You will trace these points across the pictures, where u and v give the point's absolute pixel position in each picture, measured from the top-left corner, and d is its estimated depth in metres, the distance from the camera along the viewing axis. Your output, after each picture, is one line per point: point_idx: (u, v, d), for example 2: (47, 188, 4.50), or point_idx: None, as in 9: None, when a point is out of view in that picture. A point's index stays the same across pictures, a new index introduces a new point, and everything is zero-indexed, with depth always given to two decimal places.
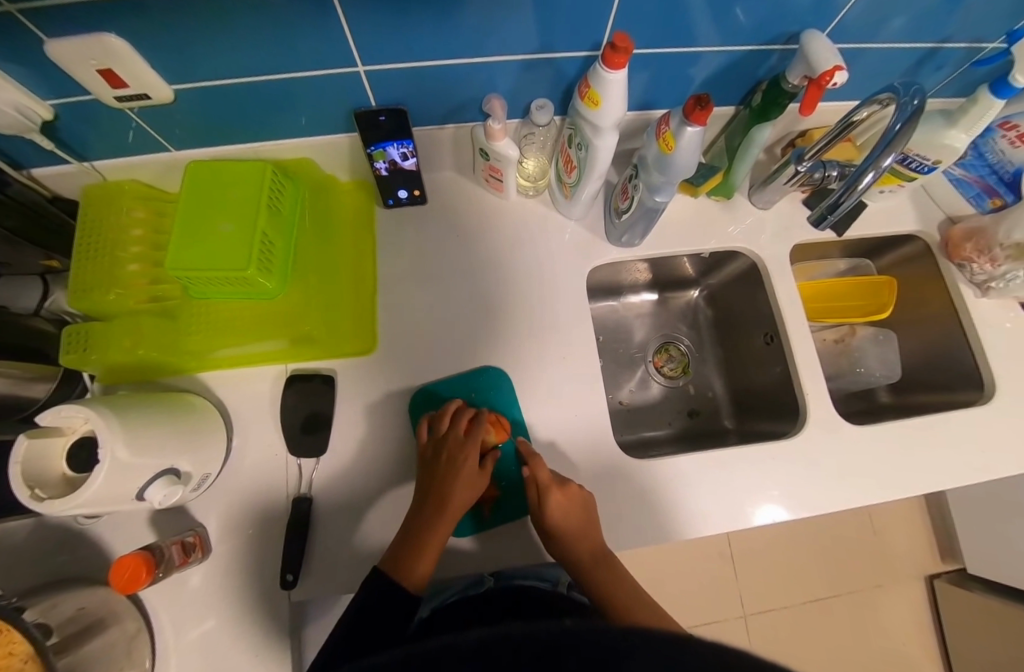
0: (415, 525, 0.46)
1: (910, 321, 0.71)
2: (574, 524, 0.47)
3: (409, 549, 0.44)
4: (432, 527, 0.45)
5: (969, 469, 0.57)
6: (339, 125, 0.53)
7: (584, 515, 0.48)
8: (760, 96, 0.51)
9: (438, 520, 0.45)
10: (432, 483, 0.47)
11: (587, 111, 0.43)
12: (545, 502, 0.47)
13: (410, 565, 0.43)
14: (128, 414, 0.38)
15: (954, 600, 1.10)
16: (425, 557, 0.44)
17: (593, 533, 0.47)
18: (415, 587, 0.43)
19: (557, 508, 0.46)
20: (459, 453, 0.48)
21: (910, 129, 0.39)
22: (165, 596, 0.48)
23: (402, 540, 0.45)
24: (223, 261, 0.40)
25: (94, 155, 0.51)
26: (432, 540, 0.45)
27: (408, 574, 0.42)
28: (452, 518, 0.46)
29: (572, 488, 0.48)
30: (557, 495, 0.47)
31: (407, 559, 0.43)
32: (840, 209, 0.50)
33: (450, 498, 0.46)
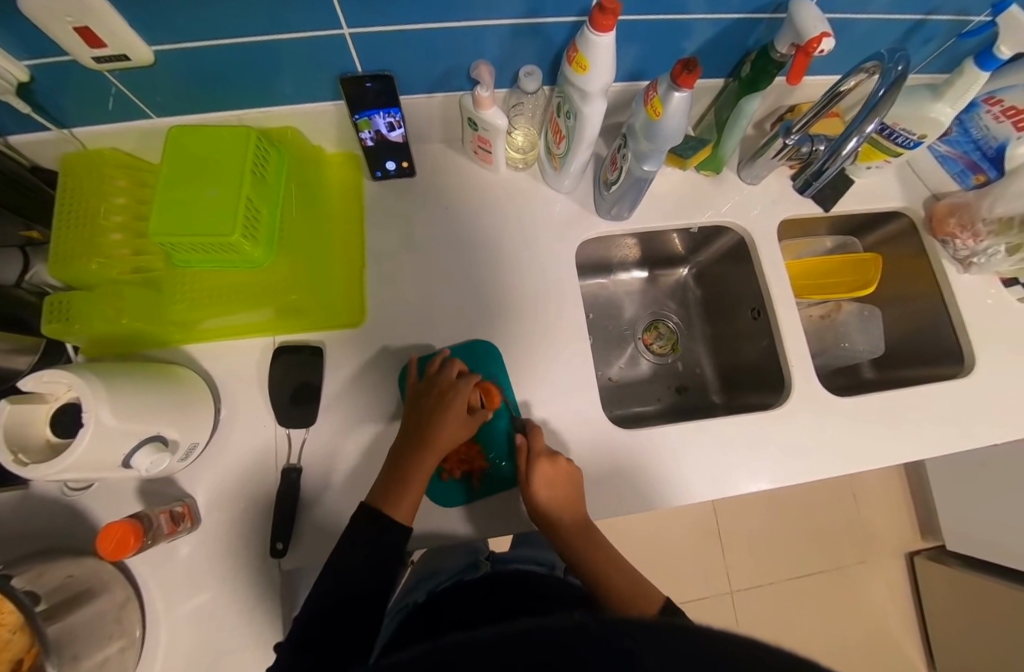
0: (399, 465, 0.46)
1: (895, 297, 0.72)
2: (559, 494, 0.48)
3: (394, 486, 0.45)
4: (417, 464, 0.46)
5: (948, 440, 0.58)
6: (325, 92, 0.52)
7: (571, 488, 0.48)
8: (749, 67, 0.51)
9: (424, 458, 0.46)
10: (419, 423, 0.48)
11: (575, 77, 0.43)
12: (533, 471, 0.48)
13: (397, 500, 0.44)
14: (111, 381, 0.38)
15: (933, 576, 1.13)
16: (410, 492, 0.45)
17: (577, 504, 0.48)
18: (402, 519, 0.44)
19: (542, 476, 0.48)
20: (446, 395, 0.49)
21: (892, 97, 0.39)
22: (156, 566, 0.48)
23: (386, 479, 0.46)
24: (206, 226, 0.39)
25: (72, 121, 0.50)
26: (415, 479, 0.45)
27: (395, 508, 0.44)
28: (438, 456, 0.47)
29: (557, 462, 0.48)
30: (546, 465, 0.48)
31: (393, 493, 0.44)
32: (823, 176, 0.52)
33: (437, 436, 0.47)
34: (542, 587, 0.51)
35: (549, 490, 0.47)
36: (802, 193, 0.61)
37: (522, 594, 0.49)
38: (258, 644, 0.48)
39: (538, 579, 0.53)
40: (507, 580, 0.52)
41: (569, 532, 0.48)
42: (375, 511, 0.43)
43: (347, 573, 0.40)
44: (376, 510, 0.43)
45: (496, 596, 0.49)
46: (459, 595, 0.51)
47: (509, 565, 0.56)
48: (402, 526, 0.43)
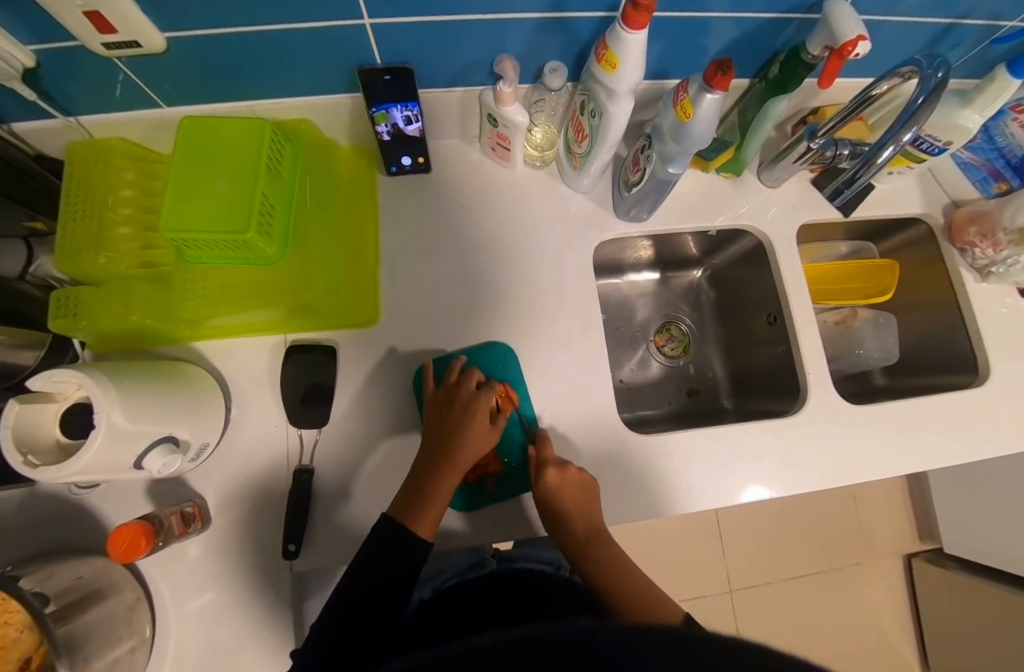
0: (422, 480, 0.46)
1: (909, 304, 0.71)
2: (569, 503, 0.47)
3: (417, 502, 0.44)
4: (442, 480, 0.45)
5: (962, 449, 0.58)
6: (340, 84, 0.51)
7: (583, 498, 0.47)
8: (777, 68, 0.50)
9: (448, 472, 0.46)
10: (441, 436, 0.47)
11: (603, 76, 0.42)
12: (541, 480, 0.47)
13: (421, 516, 0.43)
14: (123, 381, 0.37)
15: (930, 577, 1.15)
16: (433, 508, 0.44)
17: (589, 513, 0.47)
18: (425, 536, 0.43)
19: (552, 484, 0.47)
20: (471, 409, 0.48)
21: (932, 104, 0.38)
22: (166, 566, 0.48)
23: (408, 493, 0.45)
24: (219, 223, 0.38)
25: (78, 109, 0.48)
26: (438, 495, 0.45)
27: (418, 523, 0.43)
28: (461, 471, 0.46)
29: (571, 471, 0.47)
30: (554, 474, 0.47)
31: (416, 509, 0.44)
32: (855, 184, 0.51)
33: (461, 450, 0.47)
34: (550, 588, 0.51)
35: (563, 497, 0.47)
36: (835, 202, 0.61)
37: (531, 596, 0.49)
38: (268, 646, 0.48)
39: (546, 579, 0.53)
40: (516, 580, 0.52)
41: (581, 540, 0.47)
42: (398, 527, 0.43)
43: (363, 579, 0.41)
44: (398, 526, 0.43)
45: (505, 597, 0.49)
46: (468, 594, 0.51)
47: (516, 564, 0.57)
48: (424, 541, 0.43)
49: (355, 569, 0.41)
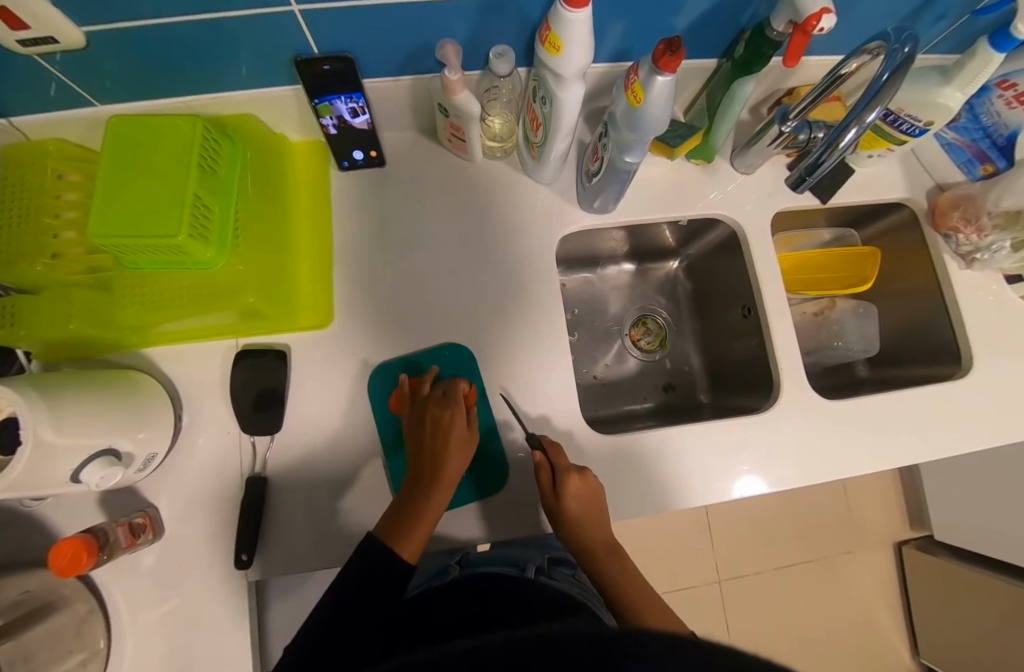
0: (409, 501, 0.45)
1: (892, 293, 0.69)
2: (584, 510, 0.46)
3: (404, 521, 0.43)
4: (426, 500, 0.45)
5: (942, 443, 0.56)
6: (282, 76, 0.48)
7: (596, 503, 0.47)
8: (742, 46, 0.47)
9: (433, 491, 0.45)
10: (422, 455, 0.47)
11: (549, 59, 0.39)
12: (562, 485, 0.45)
13: (404, 536, 0.42)
14: (53, 395, 0.35)
15: (920, 565, 1.14)
16: (421, 528, 0.43)
17: (601, 520, 0.48)
18: (410, 557, 0.42)
19: (573, 491, 0.45)
20: (450, 421, 0.48)
21: (897, 81, 0.35)
22: (119, 576, 0.47)
23: (395, 515, 0.44)
24: (147, 226, 0.36)
25: (12, 111, 0.46)
26: (425, 514, 0.44)
27: (407, 544, 0.42)
28: (448, 488, 0.46)
29: (589, 478, 0.47)
30: (576, 481, 0.46)
31: (402, 529, 0.43)
32: (819, 170, 0.49)
33: (444, 467, 0.46)
34: (503, 594, 0.48)
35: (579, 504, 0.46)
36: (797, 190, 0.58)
37: (480, 607, 0.46)
38: (226, 655, 0.47)
39: (502, 584, 0.50)
40: (470, 589, 0.49)
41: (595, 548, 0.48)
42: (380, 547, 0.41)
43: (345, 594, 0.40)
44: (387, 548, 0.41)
45: (454, 609, 0.47)
46: (422, 609, 0.49)
47: (478, 569, 0.54)
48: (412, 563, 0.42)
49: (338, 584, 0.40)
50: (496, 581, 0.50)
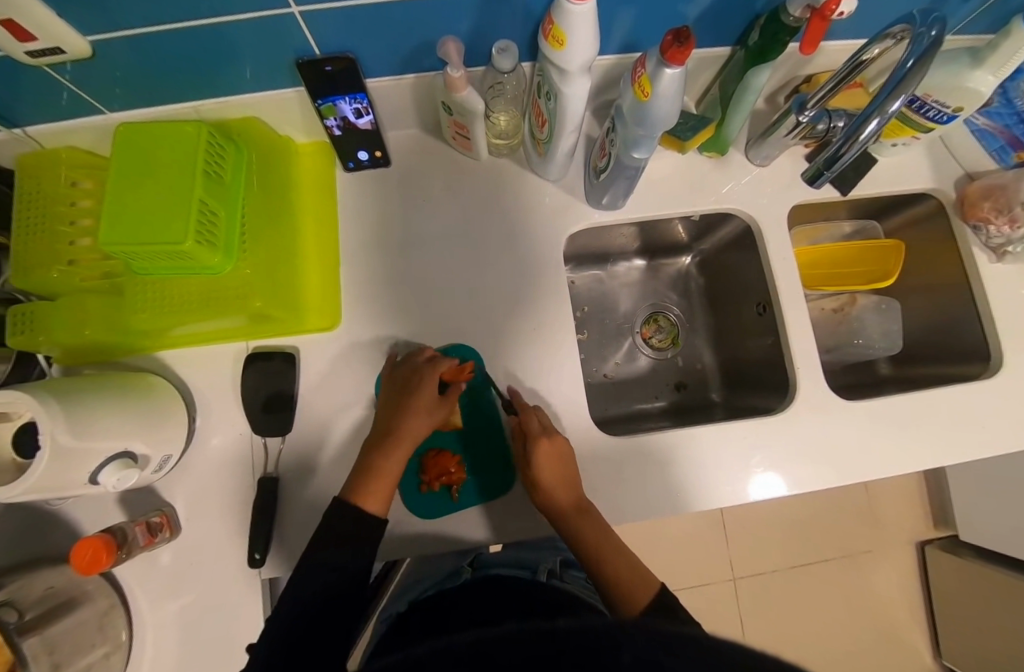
0: (371, 455, 0.45)
1: (917, 287, 0.66)
2: (558, 472, 0.46)
3: (366, 475, 0.44)
4: (388, 455, 0.45)
5: (970, 445, 0.54)
6: (285, 77, 0.48)
7: (566, 464, 0.47)
8: (757, 33, 0.45)
9: (395, 448, 0.45)
10: (391, 411, 0.47)
11: (552, 54, 0.38)
12: (532, 452, 0.46)
13: (367, 490, 0.43)
14: (70, 400, 0.36)
15: (945, 566, 1.11)
16: (381, 482, 0.43)
17: (562, 477, 0.46)
18: (373, 510, 0.42)
19: (542, 455, 0.46)
20: (415, 378, 0.48)
21: (923, 68, 0.33)
22: (139, 573, 0.49)
23: (359, 468, 0.45)
24: (155, 232, 0.36)
25: (26, 122, 0.47)
26: (387, 468, 0.44)
27: (365, 496, 0.42)
28: (410, 445, 0.46)
29: (552, 441, 0.47)
30: (545, 444, 0.47)
31: (365, 483, 0.43)
32: (839, 163, 0.45)
33: (409, 425, 0.47)
34: (521, 593, 0.49)
35: (547, 463, 0.46)
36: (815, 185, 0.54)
37: (503, 603, 0.47)
38: (242, 651, 0.48)
39: (518, 585, 0.50)
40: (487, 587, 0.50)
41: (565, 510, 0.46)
42: (345, 505, 0.42)
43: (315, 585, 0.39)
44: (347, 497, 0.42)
45: (474, 605, 0.48)
46: (439, 605, 0.49)
47: (490, 573, 0.54)
48: (371, 515, 0.42)
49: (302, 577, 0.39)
50: (510, 581, 0.52)
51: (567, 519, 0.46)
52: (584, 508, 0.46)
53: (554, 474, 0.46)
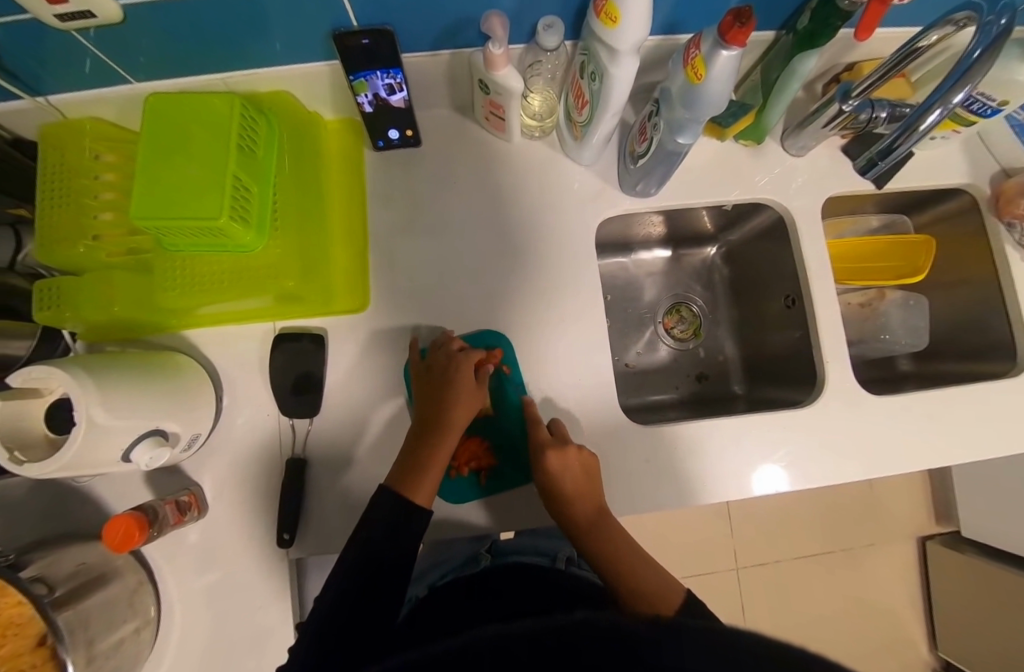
0: (417, 449, 0.45)
1: (945, 284, 0.66)
2: (571, 482, 0.46)
3: (413, 471, 0.44)
4: (434, 449, 0.45)
5: (995, 442, 0.54)
6: (317, 50, 0.46)
7: (589, 475, 0.47)
8: (808, 17, 0.43)
9: (441, 439, 0.46)
10: (431, 403, 0.47)
11: (603, 32, 0.36)
12: (546, 463, 0.46)
13: (417, 484, 0.43)
14: (105, 377, 0.36)
15: (945, 561, 1.12)
16: (429, 475, 0.44)
17: (582, 492, 0.46)
18: (423, 503, 0.43)
19: (554, 469, 0.45)
20: (451, 371, 0.48)
21: (990, 58, 0.32)
22: (167, 550, 0.49)
23: (404, 462, 0.45)
24: (190, 208, 0.35)
25: (49, 90, 0.45)
26: (434, 461, 0.45)
27: (416, 490, 0.43)
28: (456, 437, 0.47)
29: (571, 451, 0.46)
30: (555, 458, 0.46)
31: (412, 478, 0.44)
32: (894, 156, 0.46)
33: (450, 418, 0.47)
34: (545, 582, 0.48)
35: (566, 475, 0.45)
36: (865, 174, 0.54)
37: (528, 593, 0.46)
38: (270, 628, 0.49)
39: (540, 572, 0.50)
40: (509, 575, 0.50)
41: (583, 523, 0.46)
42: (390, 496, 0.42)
43: (349, 579, 0.38)
44: (397, 493, 0.42)
45: (498, 593, 0.47)
46: (461, 592, 0.48)
47: (509, 559, 0.54)
48: (423, 508, 0.43)
49: (339, 572, 0.39)
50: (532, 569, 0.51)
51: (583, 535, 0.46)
52: (600, 517, 0.46)
53: (577, 487, 0.46)
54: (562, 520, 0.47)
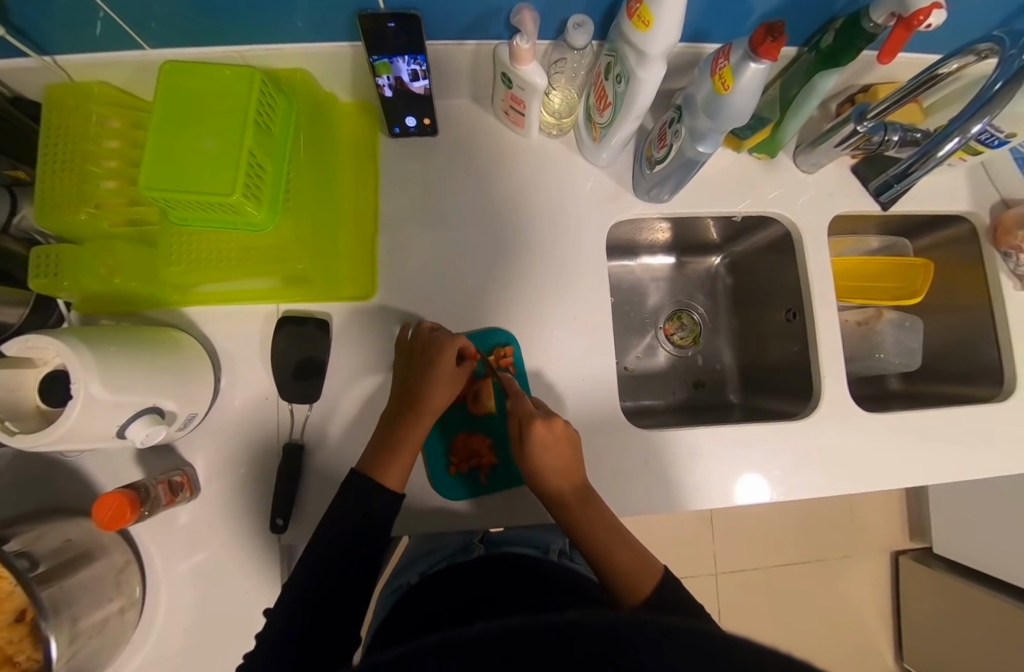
0: (389, 431, 0.45)
1: (939, 307, 0.67)
2: (557, 456, 0.45)
3: (384, 453, 0.43)
4: (408, 432, 0.44)
5: (980, 463, 0.55)
6: (341, 30, 0.45)
7: (572, 447, 0.46)
8: (831, 36, 0.44)
9: (413, 422, 0.45)
10: (406, 385, 0.47)
11: (634, 35, 0.36)
12: (529, 435, 0.44)
13: (385, 468, 0.42)
14: (105, 350, 0.35)
15: (916, 575, 1.16)
16: (400, 459, 0.43)
17: (567, 466, 0.45)
18: (394, 486, 0.42)
19: (539, 440, 0.44)
20: (427, 350, 0.47)
21: (1011, 92, 0.34)
22: (156, 530, 0.48)
23: (376, 446, 0.44)
24: (203, 182, 0.34)
25: (55, 50, 0.43)
26: (405, 446, 0.44)
27: (386, 474, 0.42)
28: (428, 419, 0.46)
29: (556, 423, 0.45)
30: (540, 428, 0.44)
31: (383, 461, 0.43)
32: (909, 177, 0.49)
33: (427, 400, 0.46)
34: (535, 571, 0.46)
35: (550, 451, 0.44)
36: (882, 198, 0.56)
37: (518, 585, 0.44)
38: (258, 612, 0.48)
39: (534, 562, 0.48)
40: (496, 564, 0.47)
41: (569, 498, 0.45)
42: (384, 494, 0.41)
43: (323, 577, 0.37)
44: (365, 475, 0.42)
45: (479, 579, 0.45)
46: (447, 580, 0.47)
47: (501, 549, 0.51)
48: (393, 492, 0.42)
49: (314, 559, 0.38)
50: (521, 561, 0.48)
51: (567, 509, 0.44)
52: (585, 494, 0.45)
53: (563, 463, 0.45)
54: (550, 495, 0.45)
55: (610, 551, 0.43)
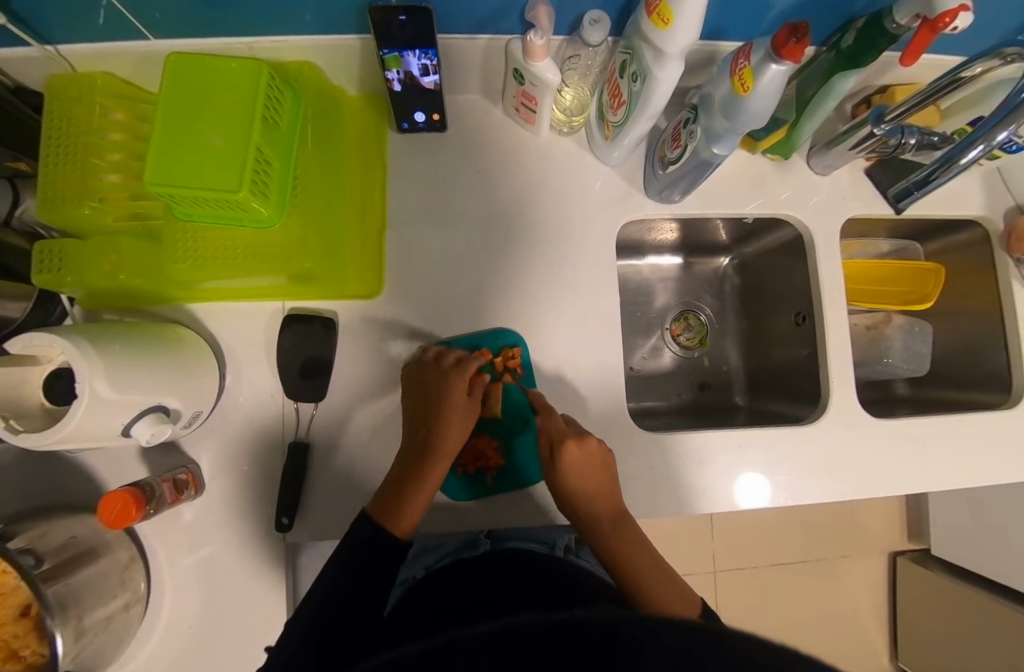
0: (407, 468, 0.45)
1: (949, 312, 0.67)
2: (589, 479, 0.45)
3: (397, 494, 0.43)
4: (424, 472, 0.44)
5: (987, 470, 0.55)
6: (351, 22, 0.44)
7: (604, 467, 0.46)
8: (852, 36, 0.43)
9: (429, 462, 0.45)
10: (424, 414, 0.47)
11: (652, 33, 0.35)
12: (563, 458, 0.45)
13: (396, 513, 0.42)
14: (109, 348, 0.34)
15: (914, 576, 1.17)
16: (408, 508, 0.43)
17: (601, 490, 0.45)
18: (402, 536, 0.42)
19: (572, 463, 0.45)
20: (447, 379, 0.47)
21: None
22: (160, 527, 0.48)
23: (390, 488, 0.44)
24: (209, 179, 0.33)
25: (58, 39, 0.42)
26: (424, 484, 0.44)
27: (397, 520, 0.42)
28: (445, 460, 0.46)
29: (590, 442, 0.46)
30: (574, 450, 0.45)
31: (399, 497, 0.43)
32: (930, 184, 0.48)
33: (443, 438, 0.46)
34: (543, 566, 0.45)
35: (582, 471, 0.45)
36: (897, 204, 0.55)
37: (528, 579, 0.43)
38: (263, 610, 0.48)
39: (539, 558, 0.47)
40: (504, 559, 0.47)
41: (604, 516, 0.45)
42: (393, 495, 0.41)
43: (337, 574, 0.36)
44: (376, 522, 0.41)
45: (487, 573, 0.45)
46: (455, 575, 0.46)
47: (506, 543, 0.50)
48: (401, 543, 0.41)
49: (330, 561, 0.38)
50: (530, 556, 0.47)
51: (602, 529, 0.45)
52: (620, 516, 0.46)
53: (594, 483, 0.45)
54: (583, 517, 0.46)
55: (646, 578, 0.43)
